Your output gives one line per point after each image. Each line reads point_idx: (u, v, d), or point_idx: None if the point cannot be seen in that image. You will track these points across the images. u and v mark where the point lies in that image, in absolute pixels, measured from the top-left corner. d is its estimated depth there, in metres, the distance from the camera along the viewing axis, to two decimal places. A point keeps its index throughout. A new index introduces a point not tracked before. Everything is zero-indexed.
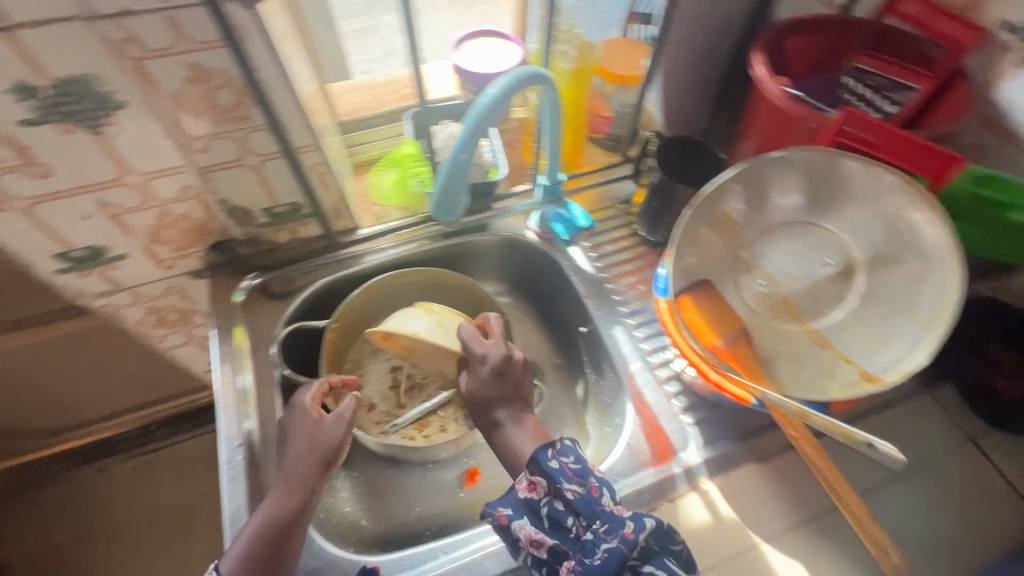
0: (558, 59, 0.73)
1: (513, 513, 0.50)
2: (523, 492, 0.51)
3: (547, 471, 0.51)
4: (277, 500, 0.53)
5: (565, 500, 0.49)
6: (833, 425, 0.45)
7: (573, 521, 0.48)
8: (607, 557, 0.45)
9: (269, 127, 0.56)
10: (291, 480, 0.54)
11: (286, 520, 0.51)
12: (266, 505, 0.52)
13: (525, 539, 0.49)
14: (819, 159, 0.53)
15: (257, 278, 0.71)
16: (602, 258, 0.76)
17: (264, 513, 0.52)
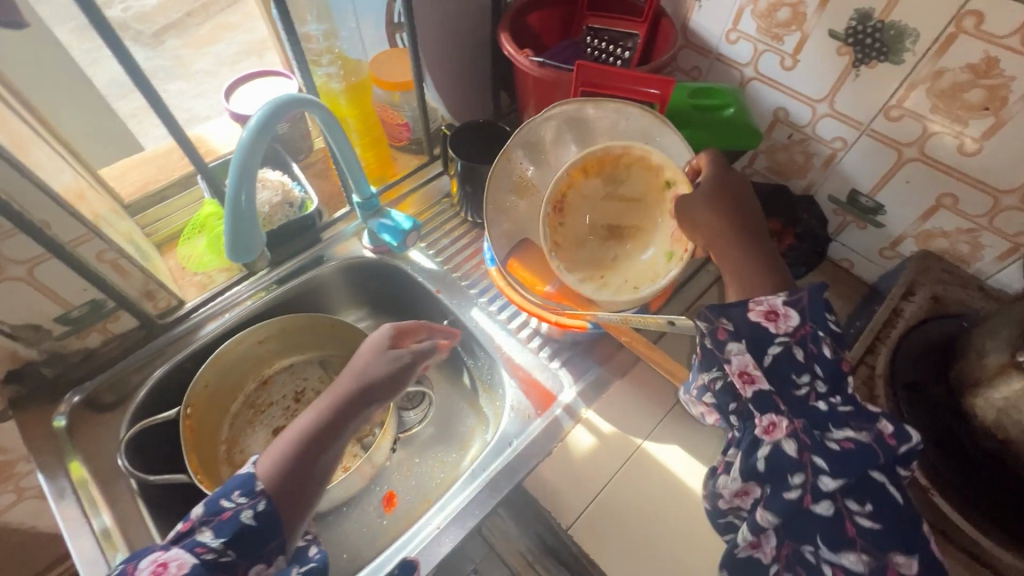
0: (328, 82, 0.74)
1: (737, 331, 0.47)
2: (757, 315, 0.47)
3: (807, 316, 0.47)
4: (317, 420, 0.53)
5: (811, 367, 0.45)
6: (643, 318, 0.53)
7: (814, 403, 0.44)
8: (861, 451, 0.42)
9: (21, 230, 0.51)
10: (338, 391, 0.56)
11: (321, 431, 0.53)
12: (307, 422, 0.53)
13: (761, 425, 0.44)
14: (573, 109, 0.61)
15: (76, 395, 0.63)
16: (441, 253, 0.79)
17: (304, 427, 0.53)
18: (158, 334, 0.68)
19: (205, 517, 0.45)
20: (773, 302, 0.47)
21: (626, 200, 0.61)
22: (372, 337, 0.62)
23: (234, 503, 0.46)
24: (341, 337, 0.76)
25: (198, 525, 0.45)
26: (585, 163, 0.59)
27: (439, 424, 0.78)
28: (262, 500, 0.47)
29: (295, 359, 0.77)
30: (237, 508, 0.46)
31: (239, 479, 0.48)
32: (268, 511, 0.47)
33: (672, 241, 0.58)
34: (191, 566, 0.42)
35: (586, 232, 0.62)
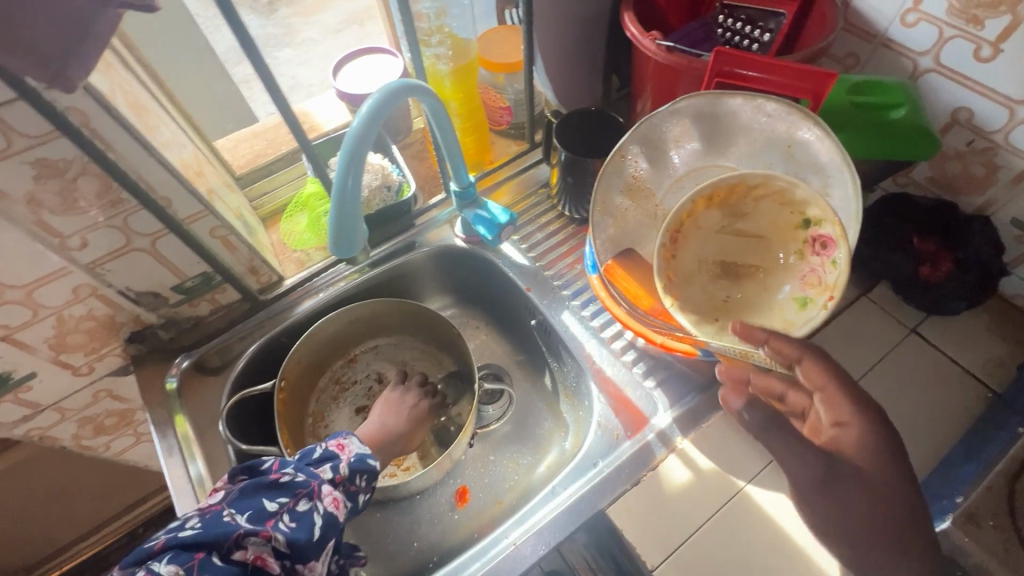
0: (436, 63, 0.71)
1: None
2: None
3: None
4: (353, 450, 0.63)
5: None
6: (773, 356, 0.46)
7: None
8: None
9: (146, 206, 0.53)
10: (390, 426, 0.67)
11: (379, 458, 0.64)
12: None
13: None
14: (704, 102, 0.53)
15: (186, 359, 0.67)
16: (534, 248, 0.75)
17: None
18: (258, 308, 0.71)
19: (347, 481, 0.52)
20: None
21: (746, 236, 0.53)
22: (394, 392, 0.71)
23: (360, 484, 0.52)
24: (426, 324, 0.76)
25: (341, 483, 0.51)
26: (711, 191, 0.51)
27: (516, 425, 0.76)
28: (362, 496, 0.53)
29: (381, 341, 0.78)
30: (359, 491, 0.52)
31: (365, 464, 0.53)
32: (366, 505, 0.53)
33: (800, 284, 0.50)
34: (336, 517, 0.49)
35: (695, 268, 0.53)
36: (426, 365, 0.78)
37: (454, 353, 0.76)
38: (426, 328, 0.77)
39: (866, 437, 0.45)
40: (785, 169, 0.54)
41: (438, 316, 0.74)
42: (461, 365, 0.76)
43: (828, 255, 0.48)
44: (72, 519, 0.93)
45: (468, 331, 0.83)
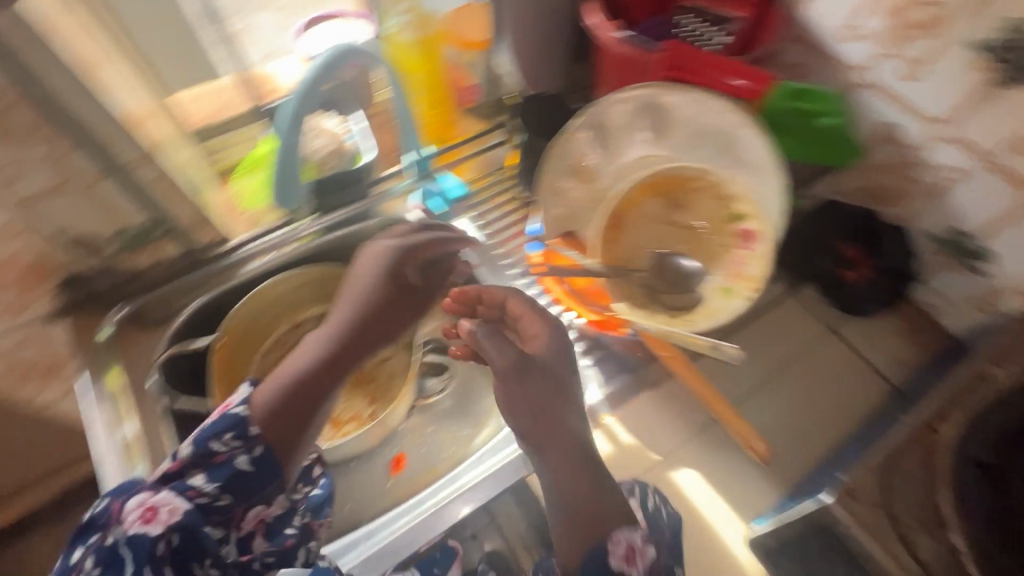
0: (399, 32, 0.70)
1: None
2: (618, 559, 0.44)
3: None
4: (272, 397, 0.50)
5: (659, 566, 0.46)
6: (689, 337, 0.50)
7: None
8: None
9: (82, 145, 0.52)
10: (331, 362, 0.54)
11: (319, 369, 0.53)
12: (268, 392, 0.50)
13: None
14: (650, 94, 0.56)
15: (123, 309, 0.66)
16: (489, 225, 0.77)
17: (277, 391, 0.51)
18: (200, 263, 0.70)
19: (197, 460, 0.47)
20: (632, 539, 0.45)
21: (683, 227, 0.55)
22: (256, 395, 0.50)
23: (225, 447, 0.48)
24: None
25: (189, 466, 0.47)
26: (652, 179, 0.56)
27: (458, 398, 0.77)
28: (257, 445, 0.48)
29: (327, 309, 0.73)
30: (230, 454, 0.48)
31: (233, 417, 0.49)
32: (264, 453, 0.48)
33: (725, 276, 0.53)
34: (184, 510, 0.46)
35: (632, 255, 0.56)
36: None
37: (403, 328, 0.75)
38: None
39: (553, 336, 0.52)
40: (720, 162, 0.57)
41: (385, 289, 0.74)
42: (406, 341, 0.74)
43: (752, 248, 0.53)
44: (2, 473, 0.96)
45: None
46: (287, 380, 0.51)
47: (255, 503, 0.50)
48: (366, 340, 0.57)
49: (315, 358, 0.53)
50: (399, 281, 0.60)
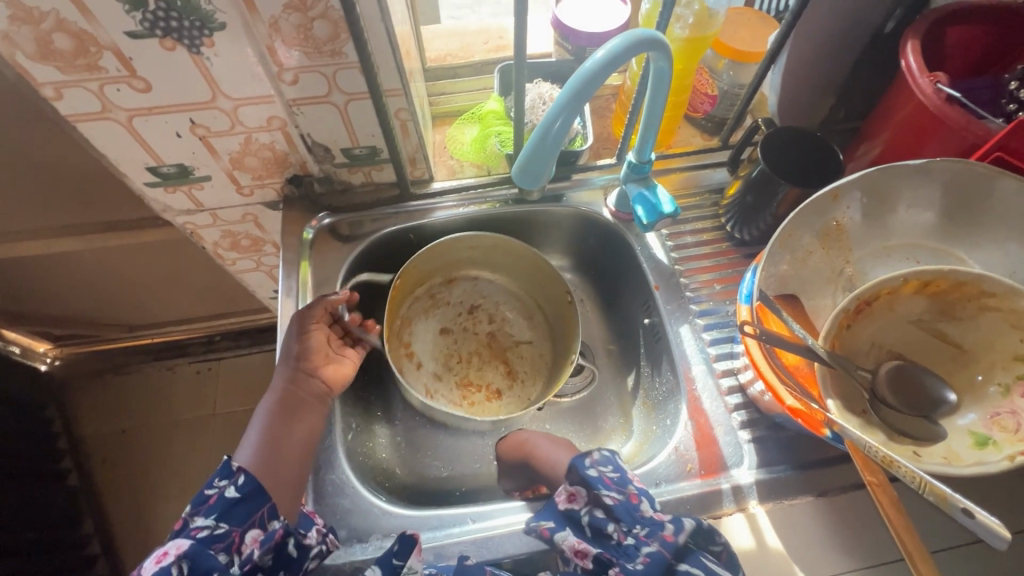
0: (673, 24, 0.64)
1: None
2: (562, 499, 0.51)
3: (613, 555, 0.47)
4: (256, 440, 0.53)
5: (605, 507, 0.49)
6: (921, 479, 0.37)
7: (614, 527, 0.48)
8: (649, 561, 0.45)
9: (360, 67, 0.54)
10: (280, 378, 0.57)
11: (278, 408, 0.55)
12: (252, 441, 0.53)
13: (570, 551, 0.48)
14: (969, 174, 0.47)
15: (327, 218, 0.72)
16: (680, 250, 0.71)
17: (253, 441, 0.54)
18: (405, 197, 0.73)
19: (193, 510, 0.47)
20: (568, 485, 0.52)
21: (942, 341, 0.46)
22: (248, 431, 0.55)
23: (217, 488, 0.49)
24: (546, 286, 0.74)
25: (188, 520, 0.47)
26: (933, 278, 0.44)
27: (586, 406, 0.74)
28: (240, 476, 0.49)
29: (482, 274, 0.78)
30: (220, 492, 0.48)
31: (201, 497, 0.48)
32: (248, 483, 0.49)
33: (987, 420, 0.43)
34: (188, 548, 0.45)
35: (865, 351, 0.47)
36: (516, 311, 0.78)
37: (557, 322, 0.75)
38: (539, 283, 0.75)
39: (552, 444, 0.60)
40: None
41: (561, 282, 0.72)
42: (551, 325, 0.76)
43: None
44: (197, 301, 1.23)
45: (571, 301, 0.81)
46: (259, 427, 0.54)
47: (264, 527, 0.48)
48: (299, 402, 0.56)
49: (276, 410, 0.55)
50: (298, 325, 0.60)
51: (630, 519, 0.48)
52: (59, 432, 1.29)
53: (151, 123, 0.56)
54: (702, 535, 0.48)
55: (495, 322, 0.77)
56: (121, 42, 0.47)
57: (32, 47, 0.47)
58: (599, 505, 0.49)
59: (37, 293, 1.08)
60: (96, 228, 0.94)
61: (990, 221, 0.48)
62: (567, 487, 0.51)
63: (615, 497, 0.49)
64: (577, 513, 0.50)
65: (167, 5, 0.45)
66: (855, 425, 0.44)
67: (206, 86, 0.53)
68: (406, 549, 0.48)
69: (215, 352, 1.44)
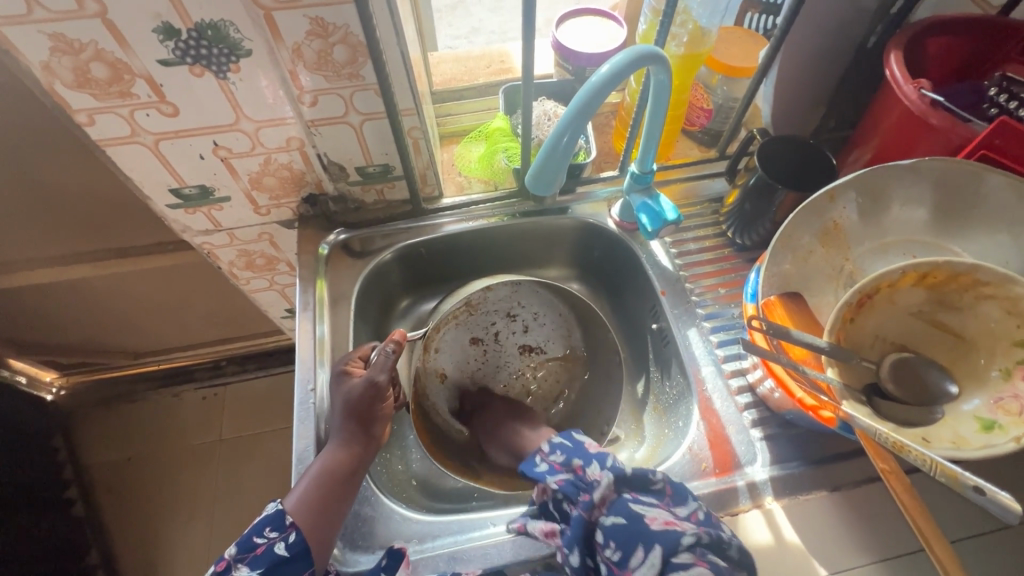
0: (668, 43, 0.67)
1: (568, 541, 0.49)
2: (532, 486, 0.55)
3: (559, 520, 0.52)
4: (309, 491, 0.53)
5: (554, 489, 0.53)
6: (934, 461, 0.39)
7: (564, 503, 0.52)
8: (574, 524, 0.49)
9: (376, 88, 0.57)
10: (346, 436, 0.56)
11: (340, 472, 0.54)
12: (304, 489, 0.53)
13: (541, 533, 0.52)
14: (957, 172, 0.50)
15: (342, 234, 0.74)
16: (683, 256, 0.73)
17: (307, 490, 0.53)
18: (416, 213, 0.76)
19: (241, 555, 0.50)
20: (534, 466, 0.57)
21: (944, 330, 0.48)
22: (301, 481, 0.54)
23: (267, 538, 0.51)
24: (594, 324, 0.72)
25: (234, 563, 0.49)
26: (929, 270, 0.46)
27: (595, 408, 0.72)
28: (291, 533, 0.51)
29: (523, 285, 0.72)
30: (270, 543, 0.50)
31: (252, 541, 0.51)
32: (297, 542, 0.50)
33: (991, 405, 0.44)
34: None
35: (869, 343, 0.49)
36: (552, 329, 0.75)
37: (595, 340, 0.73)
38: (585, 318, 0.73)
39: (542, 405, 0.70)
40: None
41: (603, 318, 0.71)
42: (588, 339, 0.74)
43: None
44: (206, 325, 1.25)
45: None
46: (316, 477, 0.54)
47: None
48: (354, 469, 0.55)
49: (336, 467, 0.54)
50: (366, 391, 0.58)
51: (574, 491, 0.52)
52: (65, 461, 1.29)
53: (177, 146, 0.59)
54: (634, 481, 0.51)
55: (531, 338, 0.75)
56: (153, 69, 0.50)
57: (70, 76, 0.49)
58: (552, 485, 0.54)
59: (49, 320, 1.10)
60: (112, 253, 0.96)
61: (982, 216, 0.50)
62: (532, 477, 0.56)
63: (557, 482, 0.53)
64: (542, 498, 0.54)
65: (199, 35, 0.48)
66: (864, 413, 0.45)
67: (230, 110, 0.56)
68: (395, 562, 0.51)
69: (223, 376, 1.44)
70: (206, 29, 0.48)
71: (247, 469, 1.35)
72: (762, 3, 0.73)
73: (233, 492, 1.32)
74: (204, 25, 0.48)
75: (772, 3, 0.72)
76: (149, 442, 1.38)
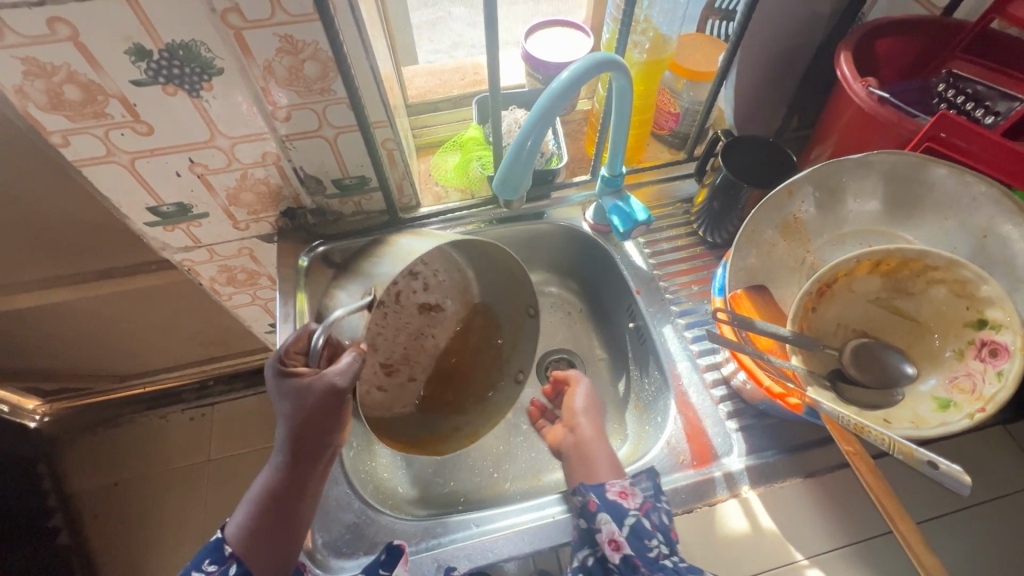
0: (631, 50, 0.70)
1: None
2: (615, 492, 0.53)
3: (646, 562, 0.48)
4: (251, 516, 0.50)
5: (655, 521, 0.51)
6: (891, 440, 0.40)
7: (656, 542, 0.49)
8: None
9: (348, 102, 0.58)
10: (290, 454, 0.51)
11: (283, 495, 0.50)
12: (247, 513, 0.50)
13: (605, 537, 0.50)
14: (905, 164, 0.52)
15: (321, 246, 0.74)
16: (657, 255, 0.75)
17: (250, 514, 0.51)
18: (395, 223, 0.77)
19: None
20: (623, 484, 0.54)
21: (901, 315, 0.50)
22: (244, 503, 0.51)
23: (205, 572, 0.48)
24: (507, 277, 0.71)
25: None
26: (882, 257, 0.48)
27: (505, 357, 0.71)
28: (232, 564, 0.48)
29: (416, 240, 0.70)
30: None
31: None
32: (239, 573, 0.48)
33: (947, 384, 0.46)
34: None
35: (832, 331, 0.51)
36: (450, 284, 0.73)
37: (508, 295, 0.72)
38: (497, 275, 0.72)
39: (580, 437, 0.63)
40: (969, 258, 0.51)
41: (526, 274, 0.69)
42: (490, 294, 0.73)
43: (993, 364, 0.43)
44: (190, 344, 1.24)
45: (561, 314, 0.85)
46: (257, 502, 0.50)
47: None
48: (300, 490, 0.51)
49: (276, 492, 0.50)
50: (320, 401, 0.49)
51: (672, 546, 0.50)
52: (49, 489, 1.27)
53: (153, 165, 0.60)
54: None
55: (430, 296, 0.72)
56: (126, 90, 0.51)
57: (44, 99, 0.50)
58: (649, 515, 0.51)
59: (29, 346, 1.09)
60: (92, 275, 0.96)
61: (932, 205, 0.53)
62: (624, 484, 0.54)
63: (666, 519, 0.52)
64: (626, 508, 0.51)
65: (170, 55, 0.49)
66: (828, 398, 0.47)
67: (205, 127, 0.57)
68: (393, 559, 0.50)
69: (209, 396, 1.43)
70: (177, 49, 0.49)
71: (237, 488, 1.34)
72: (721, 10, 0.76)
73: (222, 512, 1.31)
74: (175, 45, 0.49)
75: (729, 9, 0.76)
76: (135, 465, 1.36)
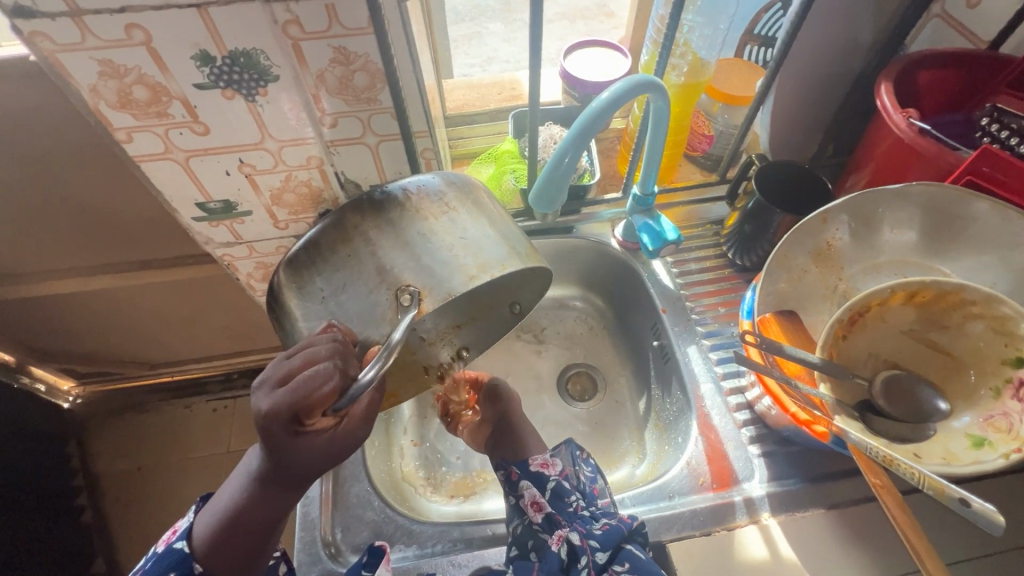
0: (669, 72, 0.71)
1: (601, 544, 0.51)
2: (535, 462, 0.59)
3: (562, 513, 0.55)
4: (219, 529, 0.45)
5: (573, 481, 0.58)
6: (921, 474, 0.39)
7: (575, 498, 0.56)
8: (608, 528, 0.52)
9: (392, 110, 0.60)
10: (274, 479, 0.45)
11: (259, 517, 0.45)
12: (214, 525, 0.45)
13: (527, 501, 0.56)
14: (944, 196, 0.52)
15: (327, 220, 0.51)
16: (684, 276, 0.75)
17: (217, 525, 0.45)
18: None
19: None
20: (543, 455, 0.60)
21: (935, 349, 0.49)
22: (210, 512, 0.46)
23: None
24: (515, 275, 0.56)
25: None
26: (918, 288, 0.47)
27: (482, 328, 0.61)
28: None
29: (461, 213, 0.51)
30: None
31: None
32: None
33: (981, 422, 0.45)
34: None
35: (863, 360, 0.51)
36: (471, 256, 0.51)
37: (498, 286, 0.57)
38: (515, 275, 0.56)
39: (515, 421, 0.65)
40: (1008, 294, 0.50)
41: (545, 283, 0.58)
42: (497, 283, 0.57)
43: None
44: (219, 336, 1.28)
45: (584, 328, 0.86)
46: (229, 513, 0.45)
47: None
48: (279, 510, 0.46)
49: (254, 507, 0.45)
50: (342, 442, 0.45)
51: (591, 499, 0.57)
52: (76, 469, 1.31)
53: (206, 163, 0.63)
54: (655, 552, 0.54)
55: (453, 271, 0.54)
56: (189, 92, 0.55)
57: (114, 98, 0.54)
58: (569, 478, 0.58)
59: (70, 329, 1.14)
60: (135, 265, 1.00)
61: (971, 238, 0.52)
62: (544, 456, 0.60)
63: (586, 479, 0.59)
64: (547, 476, 0.58)
65: (232, 61, 0.53)
66: (857, 430, 0.47)
67: (256, 130, 0.60)
68: (375, 560, 0.51)
69: (233, 389, 1.47)
70: (238, 56, 0.52)
71: None
72: (760, 36, 0.77)
73: None
74: (237, 52, 0.52)
75: (769, 36, 0.77)
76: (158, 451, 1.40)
